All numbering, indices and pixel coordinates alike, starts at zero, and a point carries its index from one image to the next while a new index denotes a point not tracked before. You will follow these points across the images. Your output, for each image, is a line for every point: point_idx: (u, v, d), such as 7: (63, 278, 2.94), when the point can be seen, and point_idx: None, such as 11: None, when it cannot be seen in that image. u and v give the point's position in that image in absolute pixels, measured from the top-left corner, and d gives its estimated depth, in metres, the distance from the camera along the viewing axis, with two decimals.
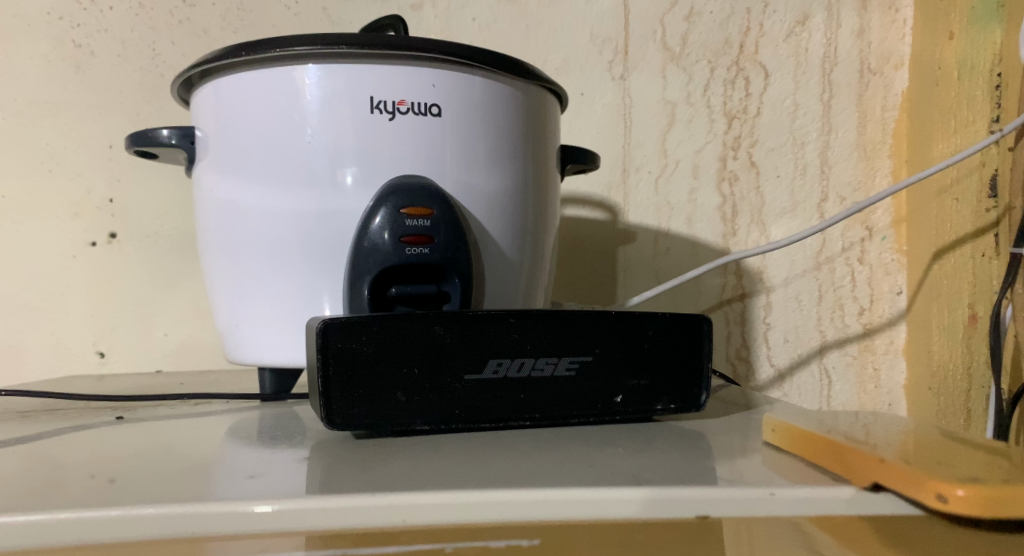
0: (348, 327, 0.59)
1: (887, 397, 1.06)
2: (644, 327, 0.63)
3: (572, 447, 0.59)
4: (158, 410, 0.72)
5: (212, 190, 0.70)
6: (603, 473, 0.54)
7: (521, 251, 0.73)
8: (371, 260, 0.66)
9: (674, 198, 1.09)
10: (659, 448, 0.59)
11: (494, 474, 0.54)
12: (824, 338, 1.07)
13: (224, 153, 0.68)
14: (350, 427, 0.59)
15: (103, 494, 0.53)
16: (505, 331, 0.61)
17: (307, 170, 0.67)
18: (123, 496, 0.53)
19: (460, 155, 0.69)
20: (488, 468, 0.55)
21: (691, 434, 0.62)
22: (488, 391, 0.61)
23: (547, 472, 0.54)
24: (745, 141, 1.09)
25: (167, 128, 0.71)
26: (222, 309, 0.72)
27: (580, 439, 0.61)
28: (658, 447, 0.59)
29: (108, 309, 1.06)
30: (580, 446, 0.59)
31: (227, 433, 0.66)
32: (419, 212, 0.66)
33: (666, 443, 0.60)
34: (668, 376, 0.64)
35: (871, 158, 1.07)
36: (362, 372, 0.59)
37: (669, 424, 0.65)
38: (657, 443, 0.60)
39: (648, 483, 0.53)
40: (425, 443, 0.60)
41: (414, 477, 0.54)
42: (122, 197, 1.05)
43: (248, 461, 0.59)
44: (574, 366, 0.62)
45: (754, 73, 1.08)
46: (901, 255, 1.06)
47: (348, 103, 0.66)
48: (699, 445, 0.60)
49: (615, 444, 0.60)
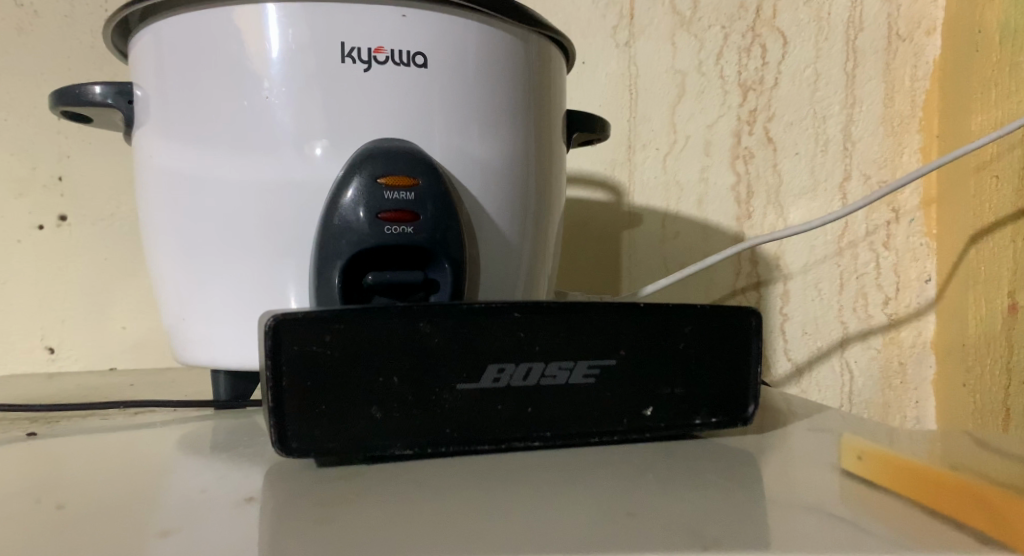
0: (308, 328, 0.48)
1: (915, 395, 0.94)
2: (676, 320, 0.53)
3: (593, 480, 0.49)
4: (87, 423, 0.61)
5: (152, 159, 0.59)
6: (637, 528, 0.44)
7: (523, 233, 0.62)
8: (343, 242, 0.56)
9: (684, 177, 0.99)
10: (698, 482, 0.49)
11: (514, 529, 0.44)
12: (846, 330, 0.96)
13: (167, 114, 0.58)
14: (312, 448, 0.49)
15: (46, 540, 0.44)
16: (506, 326, 0.51)
17: (265, 135, 0.56)
18: (65, 545, 0.43)
19: (452, 117, 0.58)
20: (504, 519, 0.44)
21: (732, 460, 0.52)
22: (485, 402, 0.51)
23: (579, 528, 0.44)
24: (761, 115, 0.97)
25: (101, 85, 0.60)
26: (168, 300, 0.61)
27: (598, 468, 0.50)
28: (697, 484, 0.48)
29: (59, 299, 0.95)
30: (599, 479, 0.49)
31: (172, 451, 0.56)
32: (401, 183, 0.56)
33: (705, 476, 0.49)
34: (702, 379, 0.53)
35: (899, 134, 0.94)
36: (329, 381, 0.49)
37: (700, 441, 0.55)
38: (698, 472, 0.50)
39: (714, 546, 0.42)
40: (408, 472, 0.49)
41: (414, 533, 0.43)
42: (73, 174, 0.94)
43: (195, 498, 0.48)
44: (591, 371, 0.52)
45: (772, 40, 0.96)
46: (931, 239, 0.94)
47: (315, 51, 0.56)
48: (753, 478, 0.50)
49: (641, 476, 0.49)
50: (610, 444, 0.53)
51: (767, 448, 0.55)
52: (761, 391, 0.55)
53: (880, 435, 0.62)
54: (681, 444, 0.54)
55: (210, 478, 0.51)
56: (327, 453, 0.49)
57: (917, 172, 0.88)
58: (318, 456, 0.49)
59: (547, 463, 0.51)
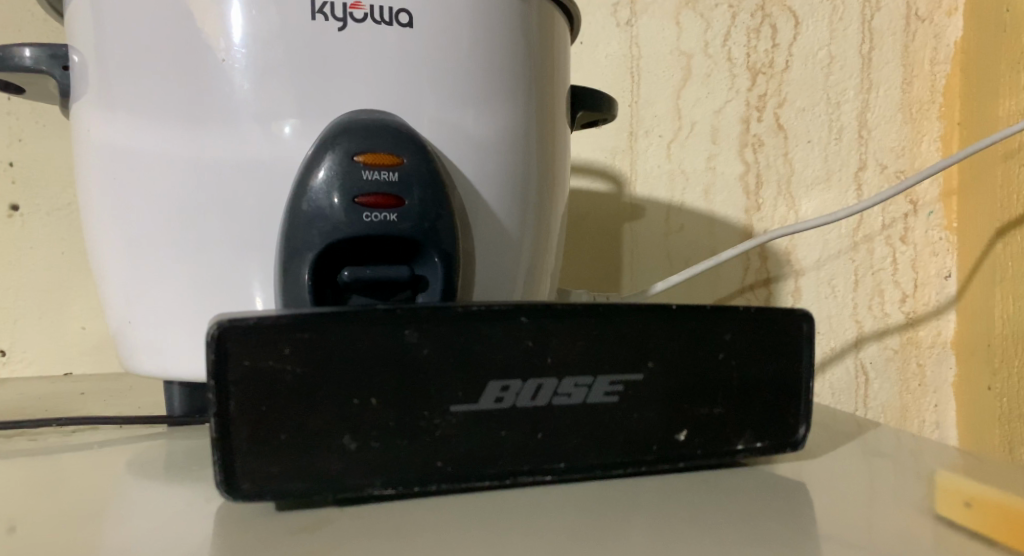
0: (264, 339, 0.41)
1: (933, 398, 0.86)
2: (710, 323, 0.46)
3: (618, 524, 0.41)
4: (10, 445, 0.53)
5: (92, 134, 0.52)
6: None
7: (524, 223, 0.55)
8: (313, 233, 0.48)
9: (690, 165, 0.89)
10: (745, 525, 0.42)
11: None
12: (861, 329, 0.87)
13: (108, 85, 0.50)
14: (270, 480, 0.41)
15: None
16: (512, 334, 0.43)
17: (223, 108, 0.49)
18: None
19: (442, 88, 0.51)
20: None
21: (773, 498, 0.45)
22: (482, 426, 0.43)
23: None
24: (771, 100, 0.88)
25: (31, 48, 0.53)
26: (112, 299, 0.54)
27: (615, 507, 0.43)
28: (732, 529, 0.41)
29: (8, 296, 0.84)
30: (625, 521, 0.42)
31: (103, 477, 0.47)
32: (383, 162, 0.48)
33: (742, 521, 0.42)
34: (737, 391, 0.46)
35: (918, 120, 0.87)
36: (293, 400, 0.41)
37: (736, 474, 0.47)
38: (742, 510, 0.43)
39: None
40: (389, 518, 0.42)
41: None
42: (26, 160, 0.84)
43: (122, 543, 0.40)
44: (613, 388, 0.45)
45: (783, 20, 0.87)
46: (951, 233, 0.85)
47: (281, 6, 0.49)
48: (806, 519, 0.43)
49: (666, 520, 0.42)
50: (630, 473, 0.46)
51: (815, 481, 0.48)
52: (813, 409, 0.48)
53: (929, 467, 0.52)
54: (716, 475, 0.47)
55: (146, 513, 0.43)
56: (290, 493, 0.41)
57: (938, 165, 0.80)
58: (279, 495, 0.41)
59: (555, 498, 0.44)
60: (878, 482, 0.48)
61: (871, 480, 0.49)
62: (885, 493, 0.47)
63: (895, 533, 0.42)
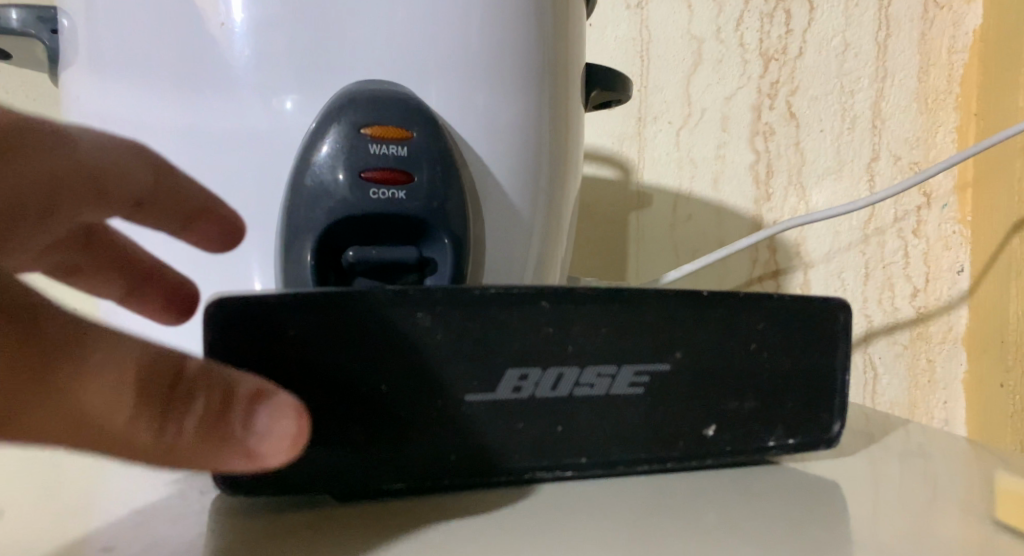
0: (265, 320, 0.38)
1: (943, 395, 0.83)
2: (741, 312, 0.44)
3: (636, 519, 0.40)
4: None
5: (82, 102, 0.49)
6: None
7: (536, 205, 0.53)
8: (316, 209, 0.46)
9: (699, 154, 0.87)
10: (765, 518, 0.40)
11: None
12: (870, 324, 0.84)
13: (100, 51, 0.48)
14: (269, 473, 0.39)
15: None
16: (531, 319, 0.41)
17: (221, 75, 0.47)
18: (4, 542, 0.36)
19: (451, 61, 0.49)
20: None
21: (804, 496, 0.43)
22: (498, 416, 0.41)
23: None
24: (784, 87, 0.84)
25: (18, 10, 0.51)
26: None
27: (636, 503, 0.41)
28: (754, 523, 0.40)
29: None
30: (634, 515, 0.40)
31: (93, 462, 0.46)
32: (391, 136, 0.46)
33: (771, 515, 0.41)
34: (767, 384, 0.44)
35: (933, 111, 0.82)
36: (296, 386, 0.39)
37: (761, 473, 0.46)
38: (763, 504, 0.42)
39: None
40: (399, 514, 0.40)
41: None
42: None
43: (89, 535, 0.38)
44: (637, 380, 0.42)
45: (797, 5, 0.83)
46: (965, 226, 0.82)
47: None
48: (829, 513, 0.41)
49: (685, 516, 0.40)
50: (653, 470, 0.44)
51: (846, 481, 0.46)
52: (847, 404, 0.46)
53: (951, 473, 0.49)
54: (739, 473, 0.45)
55: (135, 497, 0.41)
56: (292, 487, 0.40)
57: (953, 157, 0.78)
58: (280, 485, 0.39)
59: (572, 495, 0.42)
60: (898, 489, 0.46)
61: (895, 486, 0.46)
62: (903, 500, 0.44)
63: (917, 538, 0.40)
